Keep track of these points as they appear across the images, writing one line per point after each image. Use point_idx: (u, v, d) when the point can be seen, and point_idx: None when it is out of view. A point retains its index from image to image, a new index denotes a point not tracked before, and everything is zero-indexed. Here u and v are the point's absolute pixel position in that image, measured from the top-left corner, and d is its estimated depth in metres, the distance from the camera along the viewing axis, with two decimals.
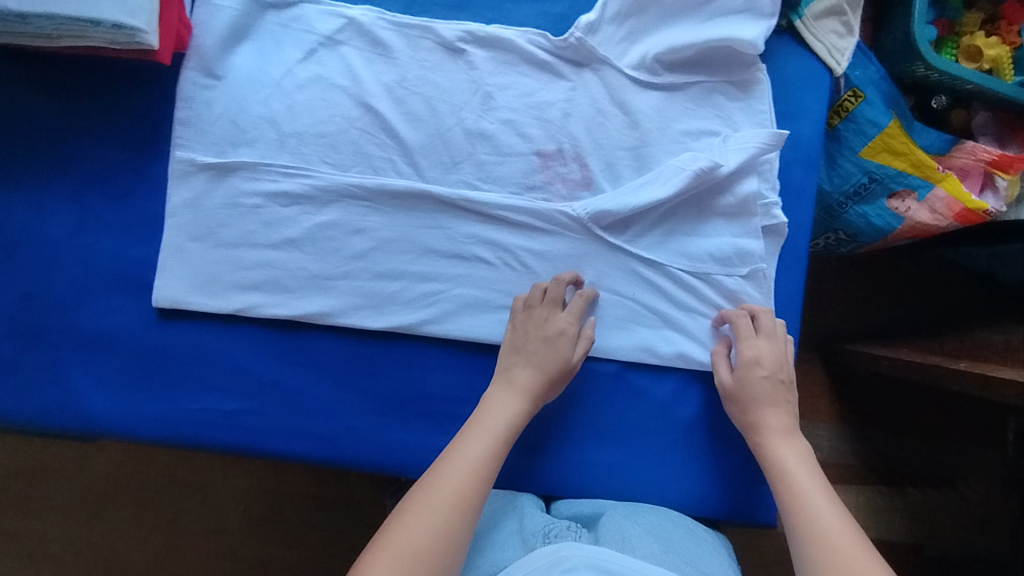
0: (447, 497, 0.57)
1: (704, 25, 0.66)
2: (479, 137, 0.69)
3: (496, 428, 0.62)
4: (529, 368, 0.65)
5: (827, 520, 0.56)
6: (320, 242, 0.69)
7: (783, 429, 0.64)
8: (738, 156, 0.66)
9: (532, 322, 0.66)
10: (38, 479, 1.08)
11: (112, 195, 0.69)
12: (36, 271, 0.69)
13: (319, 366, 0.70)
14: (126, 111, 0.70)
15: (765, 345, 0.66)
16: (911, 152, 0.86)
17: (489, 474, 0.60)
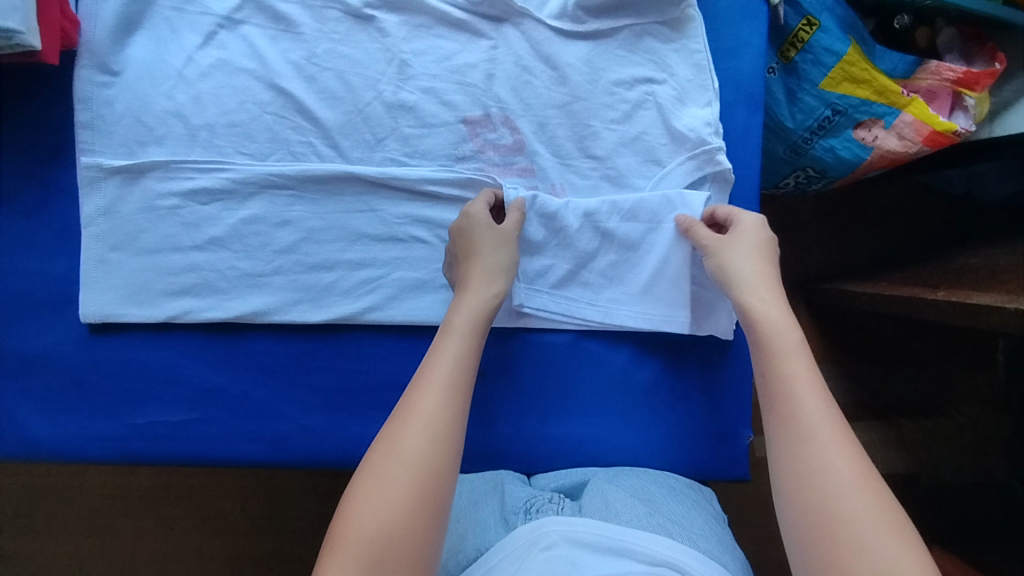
0: (399, 480, 0.48)
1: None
2: (401, 109, 0.65)
3: (440, 379, 0.53)
4: (469, 291, 0.59)
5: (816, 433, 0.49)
6: (247, 238, 0.65)
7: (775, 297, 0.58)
8: (682, 117, 0.64)
9: (466, 232, 0.61)
10: (19, 509, 1.07)
11: (21, 212, 0.65)
12: None
13: (263, 366, 0.67)
14: (21, 121, 0.65)
15: (742, 220, 0.62)
16: (874, 78, 0.81)
17: (443, 450, 0.50)
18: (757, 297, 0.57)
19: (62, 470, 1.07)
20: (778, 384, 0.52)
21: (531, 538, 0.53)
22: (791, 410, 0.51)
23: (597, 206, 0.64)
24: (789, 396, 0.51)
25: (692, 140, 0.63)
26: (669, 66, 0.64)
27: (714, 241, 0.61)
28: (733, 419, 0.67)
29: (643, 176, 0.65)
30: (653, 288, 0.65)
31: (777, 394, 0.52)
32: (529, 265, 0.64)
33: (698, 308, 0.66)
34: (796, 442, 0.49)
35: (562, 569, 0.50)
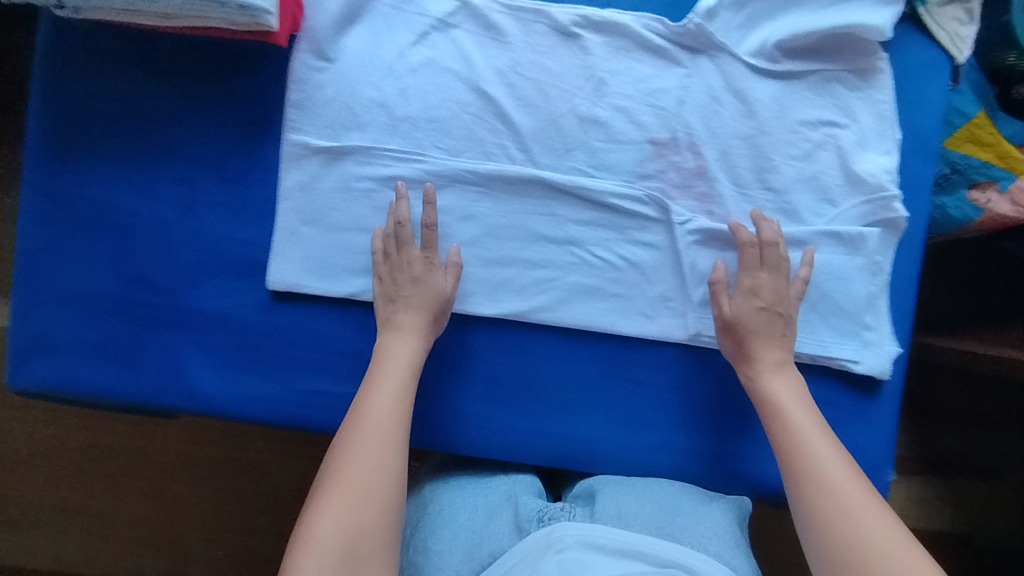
0: (370, 446, 0.58)
1: (829, 9, 0.65)
2: (593, 123, 0.68)
3: (400, 368, 0.63)
4: (399, 335, 0.65)
5: (841, 478, 0.56)
6: (433, 227, 0.69)
7: (778, 362, 0.64)
8: (863, 163, 0.67)
9: (394, 269, 0.66)
10: (82, 462, 1.03)
11: (223, 179, 0.69)
12: (151, 253, 0.69)
13: (429, 350, 0.70)
14: (235, 94, 0.68)
15: (768, 278, 0.65)
16: (999, 143, 0.75)
17: (400, 417, 0.60)
18: (752, 371, 0.64)
19: (141, 424, 1.03)
20: (803, 458, 0.58)
21: (546, 543, 0.58)
22: (821, 481, 0.56)
23: (780, 236, 0.67)
24: (820, 467, 0.57)
25: (867, 185, 0.67)
26: (853, 112, 0.67)
27: (726, 317, 0.65)
28: (875, 455, 0.69)
29: (817, 214, 0.68)
30: (828, 316, 0.68)
31: (790, 443, 0.60)
32: (705, 290, 0.68)
33: (859, 346, 0.68)
34: (822, 511, 0.55)
35: (572, 569, 0.54)
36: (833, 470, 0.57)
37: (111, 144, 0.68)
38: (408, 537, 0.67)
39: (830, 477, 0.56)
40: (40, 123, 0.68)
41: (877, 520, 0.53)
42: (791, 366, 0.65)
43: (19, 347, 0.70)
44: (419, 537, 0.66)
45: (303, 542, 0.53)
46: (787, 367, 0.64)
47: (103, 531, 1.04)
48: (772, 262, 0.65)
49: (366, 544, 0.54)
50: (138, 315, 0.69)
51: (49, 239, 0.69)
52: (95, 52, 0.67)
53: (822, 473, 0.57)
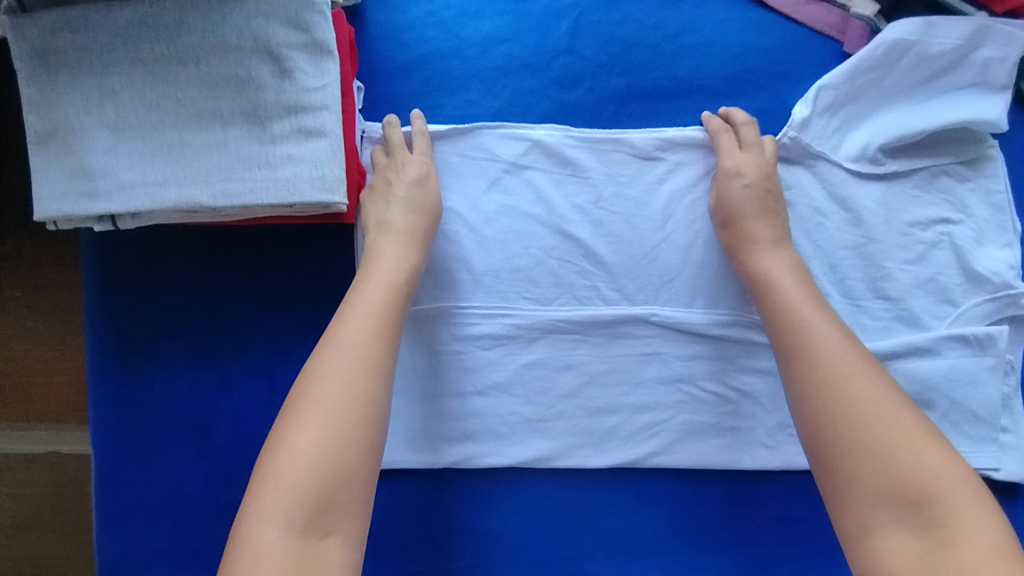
0: (348, 369, 0.50)
1: (936, 103, 0.62)
2: (689, 251, 0.64)
3: (378, 282, 0.55)
4: (388, 240, 0.58)
5: (842, 364, 0.52)
6: (530, 383, 0.64)
7: (768, 239, 0.59)
8: (984, 261, 0.63)
9: (390, 170, 0.61)
10: None
11: (301, 365, 0.63)
12: (235, 449, 0.65)
13: (540, 510, 0.65)
14: (302, 275, 0.63)
15: (746, 157, 0.61)
16: None
17: (386, 333, 0.53)
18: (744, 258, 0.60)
19: None
20: (794, 355, 0.54)
21: None
22: (817, 375, 0.52)
23: (904, 347, 0.63)
24: (810, 358, 0.53)
25: (993, 281, 0.63)
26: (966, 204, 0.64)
27: (716, 207, 0.61)
28: None
29: (937, 316, 0.64)
30: (963, 425, 0.64)
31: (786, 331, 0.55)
32: None
33: (998, 450, 0.64)
34: (818, 405, 0.51)
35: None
36: (834, 356, 0.52)
37: (180, 346, 0.63)
38: None
39: (838, 362, 0.52)
40: (98, 336, 0.63)
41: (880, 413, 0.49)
42: (786, 243, 0.60)
43: (106, 567, 0.65)
44: None
45: (270, 478, 0.46)
46: (784, 245, 0.60)
47: None
48: (746, 141, 0.62)
49: (344, 494, 0.47)
50: (231, 514, 0.65)
51: (126, 449, 0.64)
52: (148, 254, 0.62)
53: (809, 349, 0.53)
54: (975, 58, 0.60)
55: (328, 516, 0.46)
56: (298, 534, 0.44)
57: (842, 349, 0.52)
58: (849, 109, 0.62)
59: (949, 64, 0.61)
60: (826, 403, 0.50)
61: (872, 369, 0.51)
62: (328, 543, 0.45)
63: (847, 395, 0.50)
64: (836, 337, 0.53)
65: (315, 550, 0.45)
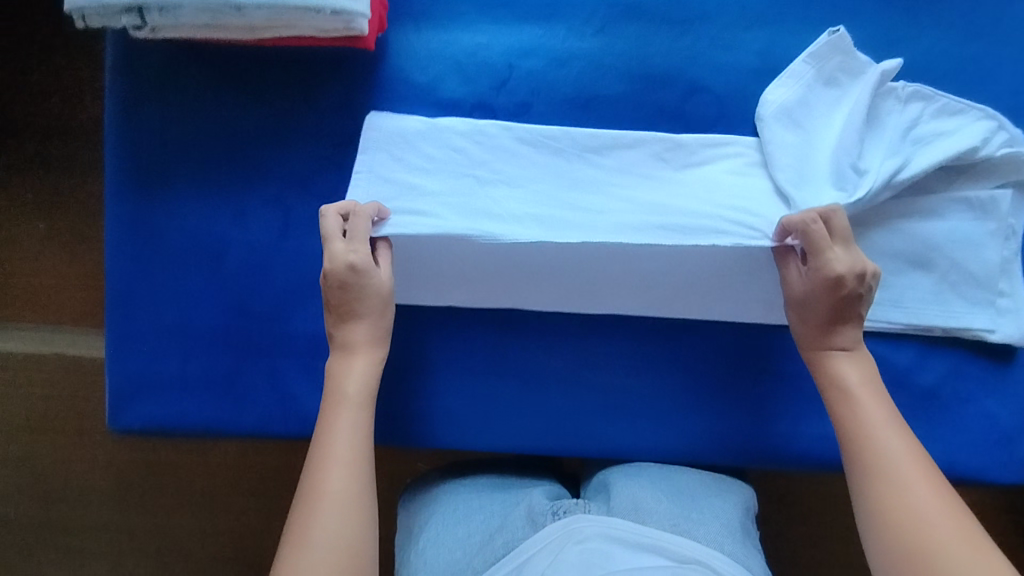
0: (324, 511, 0.52)
1: (845, 102, 0.62)
2: (700, 103, 0.65)
3: (352, 398, 0.58)
4: (351, 370, 0.59)
5: (894, 456, 0.53)
6: None
7: (851, 345, 0.58)
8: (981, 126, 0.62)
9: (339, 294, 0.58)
10: (160, 487, 1.04)
11: (315, 197, 0.66)
12: (246, 279, 0.66)
13: (542, 354, 0.67)
14: (319, 105, 0.65)
15: (841, 257, 0.56)
16: None
17: (364, 456, 0.56)
18: (816, 351, 0.59)
19: (201, 450, 1.04)
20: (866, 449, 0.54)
21: (564, 534, 0.58)
22: (877, 469, 0.52)
23: (904, 206, 0.64)
24: (885, 462, 0.52)
25: (1000, 155, 0.62)
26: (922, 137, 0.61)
27: (799, 293, 0.58)
28: (1014, 424, 0.66)
29: (942, 180, 0.65)
30: (960, 286, 0.65)
31: (849, 437, 0.55)
32: None
33: (994, 314, 0.65)
34: (891, 501, 0.50)
35: (595, 560, 0.55)
36: (893, 462, 0.52)
37: (196, 171, 0.66)
38: (413, 532, 0.68)
39: (895, 467, 0.52)
40: (118, 156, 0.66)
41: (940, 513, 0.49)
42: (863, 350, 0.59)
43: (119, 388, 0.67)
44: (428, 529, 0.66)
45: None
46: (861, 351, 0.59)
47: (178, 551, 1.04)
48: (833, 237, 0.56)
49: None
50: (239, 343, 0.67)
51: (140, 271, 0.66)
52: (169, 80, 0.65)
53: (878, 463, 0.53)
54: (830, 56, 0.62)
55: None
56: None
57: (900, 453, 0.53)
58: (813, 183, 0.60)
59: (828, 71, 0.63)
60: (892, 517, 0.50)
61: (932, 476, 0.51)
62: None
63: (904, 492, 0.50)
64: (899, 446, 0.53)
65: None
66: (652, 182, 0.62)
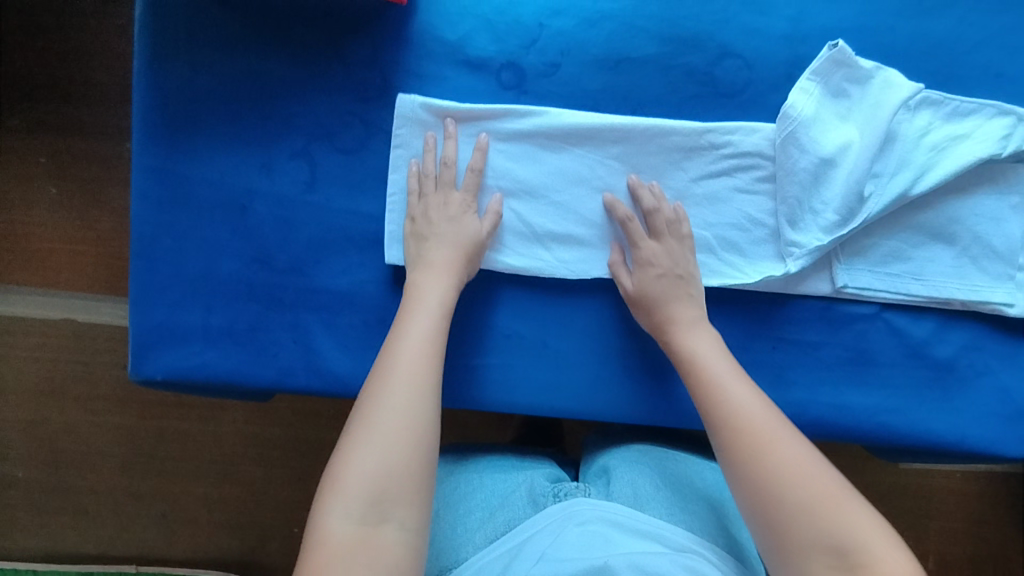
0: (399, 384, 0.53)
1: (855, 121, 0.63)
2: (729, 69, 0.65)
3: (429, 306, 0.59)
4: (428, 279, 0.61)
5: (750, 411, 0.54)
6: (566, 187, 0.65)
7: (689, 320, 0.61)
8: (997, 127, 0.62)
9: (432, 207, 0.63)
10: (169, 449, 1.04)
11: (342, 151, 0.66)
12: (270, 231, 0.67)
13: (563, 318, 0.67)
14: (347, 59, 0.65)
15: (656, 245, 0.63)
16: None
17: (433, 347, 0.56)
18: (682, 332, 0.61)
19: (210, 414, 1.04)
20: (716, 406, 0.55)
21: (564, 515, 0.59)
22: (738, 422, 0.53)
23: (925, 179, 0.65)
24: (732, 415, 0.54)
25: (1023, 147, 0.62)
26: (930, 152, 0.62)
27: (630, 292, 0.63)
28: None
29: None
30: (980, 260, 0.65)
31: (711, 398, 0.56)
32: (851, 244, 0.65)
33: (1013, 288, 0.65)
34: (749, 457, 0.51)
35: (596, 542, 0.55)
36: (754, 415, 0.53)
37: (225, 120, 0.66)
38: None
39: (756, 421, 0.53)
40: (146, 103, 0.66)
41: (799, 460, 0.50)
42: (706, 323, 0.62)
43: (141, 338, 0.67)
44: (431, 506, 0.67)
45: (336, 482, 0.48)
46: (703, 325, 0.62)
47: (185, 514, 1.05)
48: (660, 229, 0.64)
49: (396, 486, 0.48)
50: (261, 295, 0.67)
51: (164, 219, 0.67)
52: (196, 29, 0.65)
53: (738, 420, 0.53)
54: (838, 75, 0.63)
55: (388, 508, 0.48)
56: (357, 522, 0.47)
57: (758, 407, 0.54)
58: (812, 213, 0.64)
59: (836, 89, 0.63)
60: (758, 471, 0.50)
61: (787, 426, 0.53)
62: (384, 529, 0.47)
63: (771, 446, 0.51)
64: (756, 400, 0.55)
65: (374, 535, 0.47)
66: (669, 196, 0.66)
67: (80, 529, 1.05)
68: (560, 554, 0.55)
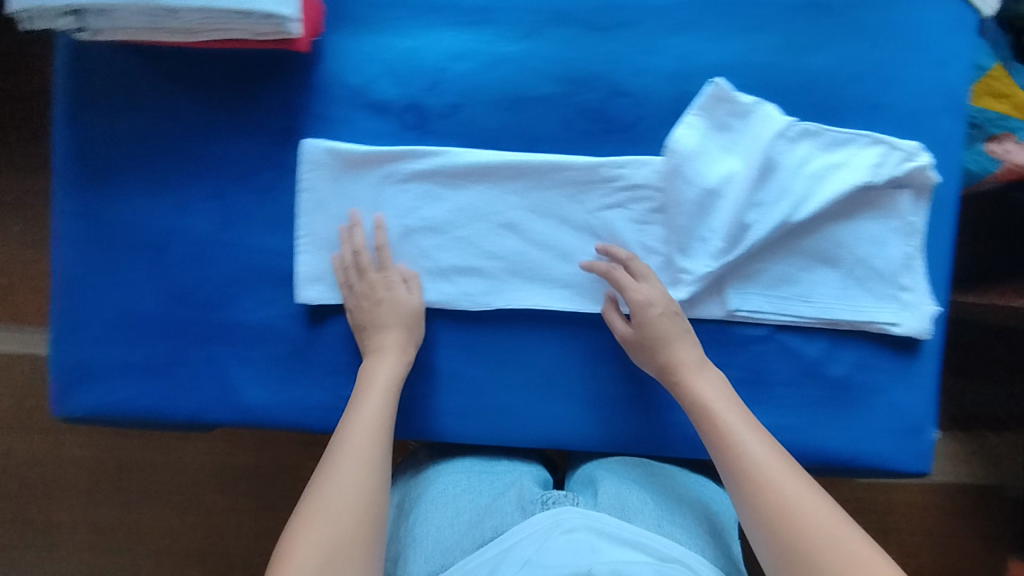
0: (353, 462, 0.56)
1: (739, 153, 0.66)
2: (619, 107, 0.68)
3: (379, 386, 0.63)
4: (380, 357, 0.64)
5: (764, 462, 0.55)
6: (468, 221, 0.69)
7: (695, 362, 0.63)
8: (872, 156, 0.65)
9: (361, 293, 0.66)
10: (116, 482, 1.05)
11: (253, 192, 0.69)
12: (185, 270, 0.69)
13: (470, 347, 0.70)
14: (255, 105, 0.68)
15: (649, 287, 0.65)
16: (1014, 94, 0.83)
17: (385, 429, 0.60)
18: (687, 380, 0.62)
19: (155, 446, 1.05)
20: (730, 457, 0.56)
21: (551, 523, 0.58)
22: (755, 476, 0.54)
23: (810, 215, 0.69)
24: (749, 468, 0.55)
25: (896, 174, 0.65)
26: (810, 181, 0.65)
27: (632, 337, 0.65)
28: (921, 415, 0.69)
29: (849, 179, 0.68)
30: (865, 281, 0.68)
31: (725, 450, 0.57)
32: (740, 270, 0.68)
33: (898, 308, 0.68)
34: (765, 511, 0.53)
35: (581, 550, 0.54)
36: (769, 466, 0.55)
37: (140, 165, 0.69)
38: (403, 509, 0.70)
39: (771, 473, 0.54)
40: (67, 150, 0.69)
41: (821, 514, 0.51)
42: (709, 364, 0.63)
43: (65, 374, 0.70)
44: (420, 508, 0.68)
45: (288, 551, 0.50)
46: (708, 366, 0.63)
47: (132, 546, 1.05)
48: (641, 271, 0.66)
49: (345, 557, 0.51)
50: (177, 332, 0.70)
51: (85, 261, 0.69)
52: (113, 80, 0.69)
53: (758, 474, 0.54)
54: (720, 110, 0.66)
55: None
56: None
57: (773, 460, 0.55)
58: (701, 242, 0.67)
59: (719, 123, 0.66)
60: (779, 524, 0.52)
61: (806, 479, 0.54)
62: None
63: (786, 500, 0.52)
64: (772, 454, 0.56)
65: None
66: (568, 228, 0.69)
67: (30, 562, 1.06)
68: (545, 561, 0.54)
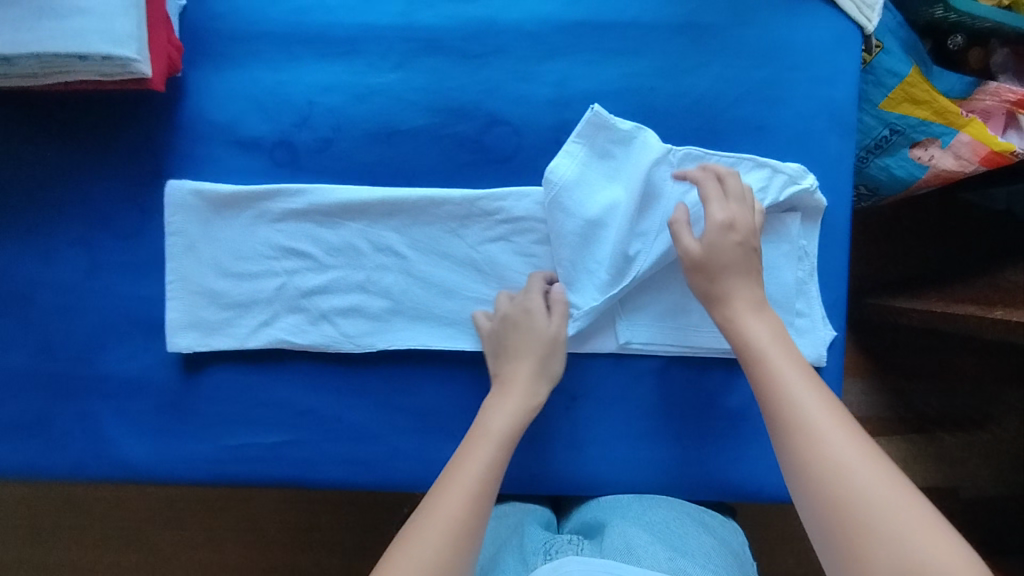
0: (454, 521, 0.51)
1: (620, 180, 0.64)
2: (497, 137, 0.66)
3: (495, 434, 0.58)
4: (509, 396, 0.60)
5: (816, 415, 0.51)
6: (344, 261, 0.66)
7: (756, 301, 0.59)
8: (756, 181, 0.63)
9: (518, 321, 0.62)
10: (28, 531, 1.01)
11: (120, 237, 0.66)
12: (53, 321, 0.66)
13: (356, 390, 0.67)
14: (122, 147, 0.66)
15: (735, 208, 0.60)
16: (936, 100, 0.73)
17: (491, 483, 0.55)
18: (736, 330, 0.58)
19: (65, 493, 1.00)
20: (783, 408, 0.52)
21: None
22: (804, 427, 0.50)
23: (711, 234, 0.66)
24: (806, 420, 0.51)
25: (781, 200, 0.63)
26: (694, 207, 0.63)
27: (701, 255, 0.59)
28: None
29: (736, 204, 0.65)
30: None
31: (777, 403, 0.53)
32: (629, 301, 0.66)
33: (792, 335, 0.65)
34: (816, 463, 0.49)
35: None
36: (819, 418, 0.51)
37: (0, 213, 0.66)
38: None
39: (820, 425, 0.50)
40: None
41: (870, 471, 0.47)
42: (769, 307, 0.59)
43: None
44: None
45: None
46: (768, 311, 0.59)
47: None
48: (727, 189, 0.61)
49: None
50: (48, 385, 0.66)
51: None
52: None
53: (810, 426, 0.50)
54: (598, 137, 0.64)
55: None
56: None
57: (822, 411, 0.51)
58: (587, 274, 0.64)
59: (599, 150, 0.64)
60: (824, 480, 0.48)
61: (857, 430, 0.50)
62: None
63: (834, 452, 0.48)
64: (821, 407, 0.51)
65: None
66: (450, 263, 0.66)
67: None
68: None
